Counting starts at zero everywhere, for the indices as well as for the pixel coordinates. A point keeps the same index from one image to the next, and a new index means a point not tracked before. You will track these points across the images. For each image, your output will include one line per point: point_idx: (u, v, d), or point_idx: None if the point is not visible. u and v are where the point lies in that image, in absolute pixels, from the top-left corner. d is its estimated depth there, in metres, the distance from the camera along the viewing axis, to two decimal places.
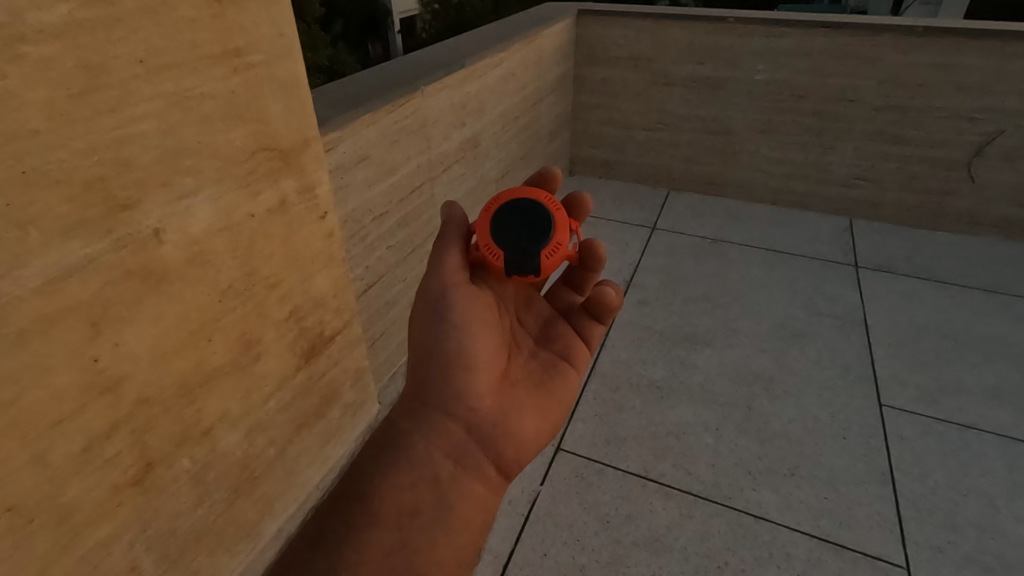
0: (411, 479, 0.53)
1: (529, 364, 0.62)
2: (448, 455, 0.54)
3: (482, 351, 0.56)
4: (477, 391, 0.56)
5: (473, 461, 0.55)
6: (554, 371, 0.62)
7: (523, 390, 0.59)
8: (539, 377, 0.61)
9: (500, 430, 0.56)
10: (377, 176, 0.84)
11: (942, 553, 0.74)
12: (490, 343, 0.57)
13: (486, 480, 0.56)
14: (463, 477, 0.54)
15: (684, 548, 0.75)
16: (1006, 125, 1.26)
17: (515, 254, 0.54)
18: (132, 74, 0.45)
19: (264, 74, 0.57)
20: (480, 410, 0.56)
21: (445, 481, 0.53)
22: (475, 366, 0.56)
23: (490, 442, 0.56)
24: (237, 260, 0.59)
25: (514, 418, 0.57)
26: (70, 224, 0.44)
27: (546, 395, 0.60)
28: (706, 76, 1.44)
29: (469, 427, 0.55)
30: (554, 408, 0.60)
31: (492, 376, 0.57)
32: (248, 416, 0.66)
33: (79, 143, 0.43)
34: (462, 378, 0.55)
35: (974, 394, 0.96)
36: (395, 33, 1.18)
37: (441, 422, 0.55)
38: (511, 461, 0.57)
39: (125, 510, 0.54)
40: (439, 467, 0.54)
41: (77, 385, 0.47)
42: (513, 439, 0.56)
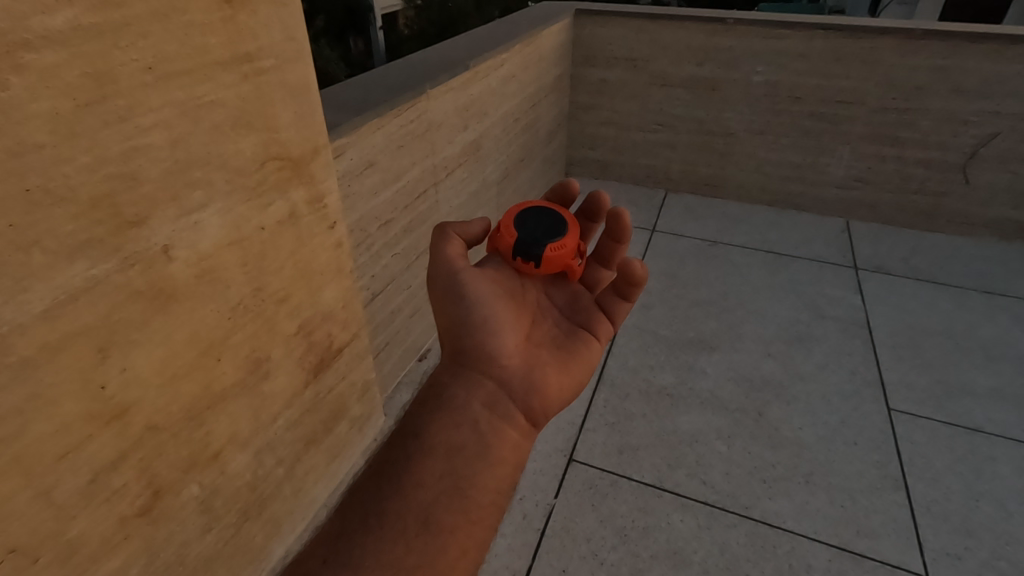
0: (452, 421, 0.53)
1: (552, 331, 0.61)
2: (484, 403, 0.54)
3: (501, 319, 0.57)
4: (502, 350, 0.56)
5: (507, 410, 0.55)
6: (578, 338, 0.61)
7: (547, 352, 0.59)
8: (563, 341, 0.60)
9: (526, 385, 0.56)
10: (383, 183, 0.81)
11: (960, 560, 0.74)
12: (512, 311, 0.58)
13: (520, 431, 0.55)
14: (500, 422, 0.54)
15: (703, 561, 0.74)
16: (1002, 128, 1.27)
17: (524, 241, 0.59)
18: (141, 82, 0.42)
19: (275, 79, 0.54)
20: (507, 368, 0.56)
21: (483, 426, 0.53)
22: (498, 330, 0.56)
23: (520, 395, 0.55)
24: (247, 275, 0.57)
25: (540, 375, 0.56)
26: (76, 245, 0.41)
27: (570, 357, 0.59)
28: (705, 77, 1.43)
29: (499, 380, 0.55)
30: (578, 366, 0.59)
31: (517, 339, 0.57)
32: (257, 436, 0.63)
33: (85, 157, 0.40)
34: (486, 342, 0.56)
35: (980, 396, 0.97)
36: (377, 30, 1.12)
37: (473, 376, 0.55)
38: (541, 413, 0.56)
39: (133, 541, 0.51)
40: (474, 413, 0.54)
41: (84, 414, 0.44)
42: (537, 391, 0.56)
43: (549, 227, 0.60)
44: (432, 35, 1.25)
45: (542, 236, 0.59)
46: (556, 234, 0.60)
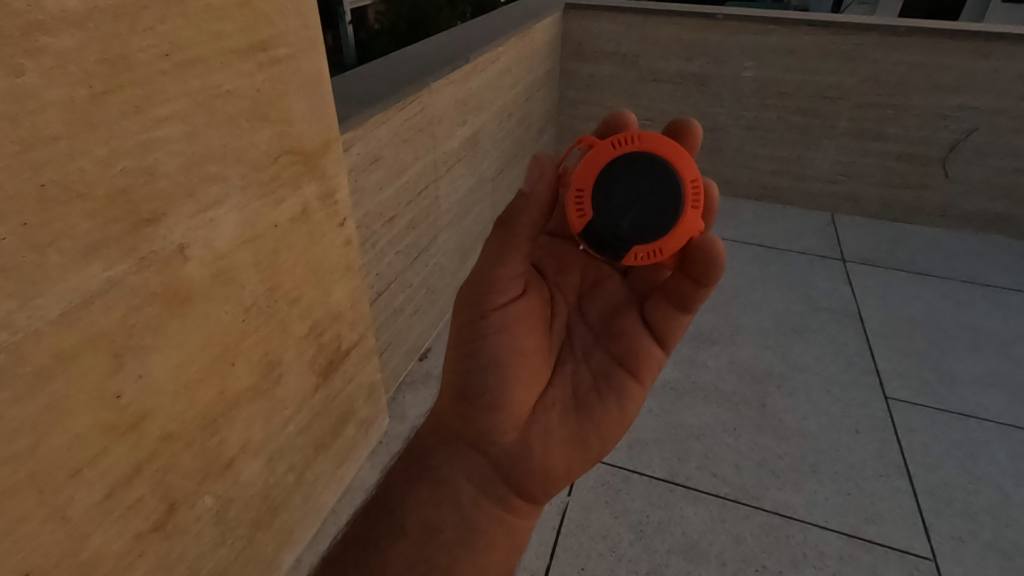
0: (434, 500, 0.48)
1: (577, 380, 0.49)
2: (469, 481, 0.49)
3: (504, 391, 0.47)
4: (496, 426, 0.48)
5: (501, 492, 0.49)
6: (607, 389, 0.49)
7: (560, 416, 0.48)
8: (584, 396, 0.49)
9: (521, 469, 0.48)
10: (388, 178, 0.79)
11: (964, 543, 0.77)
12: (522, 373, 0.47)
13: (514, 514, 0.50)
14: (486, 504, 0.49)
15: (720, 554, 0.75)
16: (979, 123, 1.32)
17: (607, 236, 0.45)
18: (158, 70, 0.40)
19: (289, 69, 0.52)
20: (502, 444, 0.48)
21: (467, 509, 0.49)
22: (499, 406, 0.47)
23: (514, 478, 0.48)
24: (260, 274, 0.54)
25: (539, 453, 0.48)
26: (92, 244, 0.38)
27: (588, 421, 0.48)
28: (693, 72, 1.44)
29: (491, 457, 0.48)
30: (596, 436, 0.48)
31: (518, 410, 0.48)
32: (269, 443, 0.61)
33: (102, 151, 0.37)
34: (479, 417, 0.48)
35: (970, 382, 1.00)
36: (347, 24, 0.86)
37: (462, 449, 0.49)
38: (541, 493, 0.49)
39: (147, 558, 0.48)
40: (460, 492, 0.49)
41: (100, 425, 0.41)
42: (534, 468, 0.48)
43: (643, 215, 0.45)
44: (405, 32, 1.04)
45: (630, 231, 0.45)
46: (645, 229, 0.45)
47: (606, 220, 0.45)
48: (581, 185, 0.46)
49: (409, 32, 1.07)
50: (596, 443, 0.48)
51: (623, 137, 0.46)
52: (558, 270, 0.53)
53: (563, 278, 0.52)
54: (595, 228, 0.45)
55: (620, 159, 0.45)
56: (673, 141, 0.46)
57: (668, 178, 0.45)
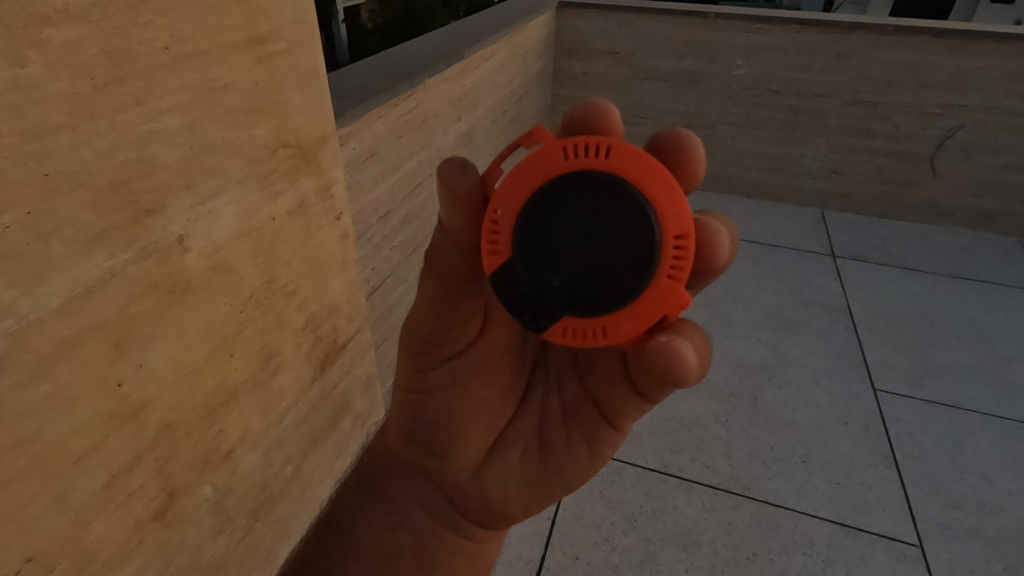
0: (391, 523, 0.48)
1: (545, 417, 0.47)
2: (424, 509, 0.49)
3: (456, 439, 0.46)
4: (450, 468, 0.47)
5: (459, 522, 0.49)
6: (577, 427, 0.46)
7: (521, 455, 0.47)
8: (551, 433, 0.46)
9: (479, 504, 0.48)
10: (383, 173, 0.80)
11: (950, 529, 0.78)
12: (478, 420, 0.45)
13: (474, 541, 0.50)
14: (445, 532, 0.49)
15: (712, 542, 0.77)
16: (966, 120, 1.34)
17: (531, 290, 0.36)
18: (157, 63, 0.40)
19: (286, 63, 0.53)
20: (458, 483, 0.47)
21: (422, 534, 0.49)
22: (448, 454, 0.46)
23: (471, 511, 0.48)
24: (258, 267, 0.55)
25: (496, 494, 0.47)
26: (94, 234, 0.38)
27: (548, 464, 0.46)
28: (686, 70, 1.45)
29: (448, 492, 0.48)
30: (559, 476, 0.46)
31: (474, 453, 0.46)
32: (267, 434, 0.62)
33: (104, 141, 0.38)
34: (433, 458, 0.47)
35: (957, 374, 1.02)
36: (339, 23, 0.86)
37: (417, 480, 0.48)
38: (502, 522, 0.49)
39: (147, 547, 0.49)
40: (416, 519, 0.49)
41: (101, 413, 0.42)
42: (491, 506, 0.48)
43: (586, 275, 0.35)
44: (398, 31, 1.04)
45: (558, 293, 0.36)
46: (583, 293, 0.36)
47: (536, 269, 0.36)
48: (499, 216, 0.37)
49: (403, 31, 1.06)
50: (559, 484, 0.47)
51: (583, 146, 0.36)
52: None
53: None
54: (515, 276, 0.37)
55: (564, 186, 0.36)
56: (647, 162, 0.36)
57: (626, 224, 0.35)
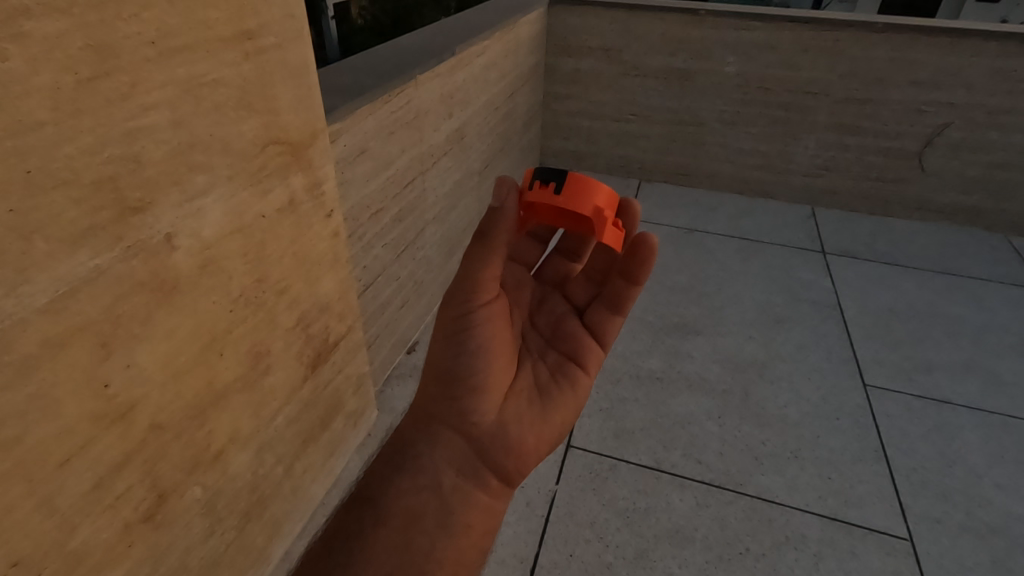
0: (414, 482, 0.48)
1: (537, 371, 0.53)
2: (450, 463, 0.49)
3: (488, 370, 0.49)
4: (478, 406, 0.49)
5: (480, 471, 0.49)
6: (563, 377, 0.53)
7: (527, 402, 0.51)
8: (545, 384, 0.53)
9: (500, 446, 0.49)
10: (374, 170, 0.79)
11: (939, 523, 0.79)
12: (502, 356, 0.50)
13: (491, 497, 0.50)
14: (466, 483, 0.49)
15: (705, 537, 0.77)
16: (953, 118, 1.35)
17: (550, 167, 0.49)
18: (143, 58, 0.40)
19: (275, 59, 0.52)
20: (481, 425, 0.49)
21: (447, 492, 0.48)
22: (479, 387, 0.49)
23: (492, 455, 0.49)
24: (248, 265, 0.54)
25: (517, 435, 0.50)
26: (78, 232, 0.38)
27: (551, 407, 0.52)
28: (676, 68, 1.45)
29: (472, 438, 0.49)
30: (559, 415, 0.52)
31: (497, 391, 0.50)
32: (258, 434, 0.61)
33: (88, 138, 0.37)
34: (461, 398, 0.49)
35: (945, 369, 1.03)
36: (330, 20, 0.85)
37: (443, 430, 0.49)
38: (517, 472, 0.50)
39: (137, 549, 0.48)
40: (441, 476, 0.49)
41: (87, 415, 0.41)
42: (513, 450, 0.49)
43: None
44: (389, 27, 1.03)
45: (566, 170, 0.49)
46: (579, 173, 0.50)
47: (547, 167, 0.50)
48: None
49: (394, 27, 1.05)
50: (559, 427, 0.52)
51: None
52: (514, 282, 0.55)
53: (518, 292, 0.57)
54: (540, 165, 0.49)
55: None
56: None
57: None
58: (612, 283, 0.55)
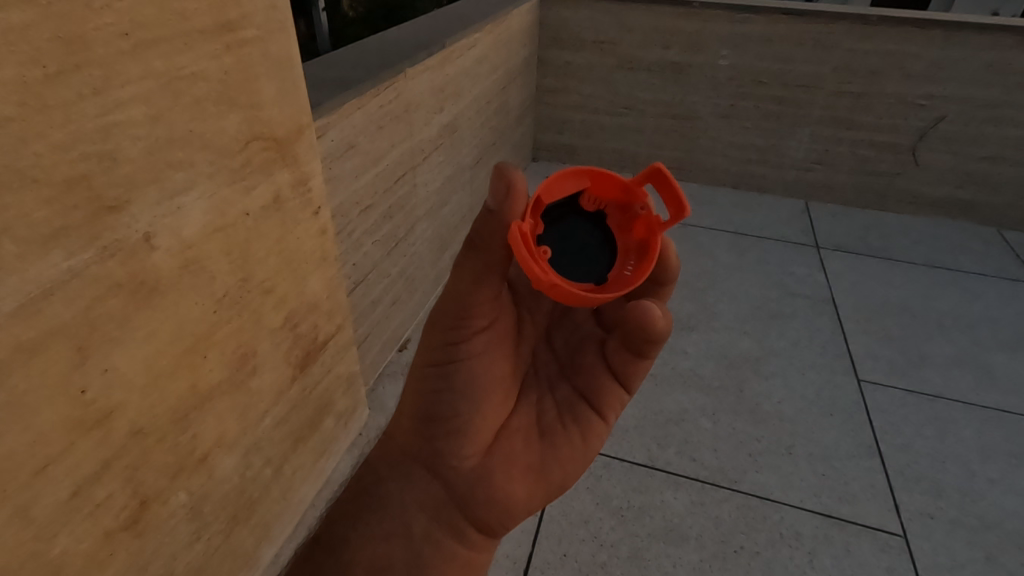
0: (385, 531, 0.48)
1: (540, 408, 0.51)
2: (424, 512, 0.48)
3: (473, 413, 0.47)
4: (461, 451, 0.47)
5: (458, 523, 0.48)
6: (572, 420, 0.51)
7: (522, 445, 0.49)
8: (549, 425, 0.50)
9: (481, 497, 0.47)
10: (363, 166, 0.78)
11: (933, 519, 0.79)
12: (494, 397, 0.48)
13: (469, 547, 0.49)
14: (442, 537, 0.48)
15: (699, 536, 0.77)
16: (947, 111, 1.35)
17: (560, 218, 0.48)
18: (116, 50, 0.38)
19: (258, 52, 0.50)
20: (462, 469, 0.48)
21: (418, 542, 0.48)
22: (462, 429, 0.47)
23: (473, 507, 0.48)
24: (232, 264, 0.53)
25: (501, 482, 0.48)
26: (50, 232, 0.36)
27: (549, 452, 0.49)
28: (671, 60, 1.44)
29: (451, 483, 0.48)
30: (557, 463, 0.49)
31: (486, 435, 0.48)
32: (244, 437, 0.59)
33: (58, 134, 0.35)
34: (443, 439, 0.47)
35: (938, 364, 1.03)
36: (321, 12, 0.84)
37: (421, 473, 0.49)
38: (500, 525, 0.49)
39: (118, 558, 0.47)
40: (412, 524, 0.48)
41: (63, 421, 0.40)
42: (496, 499, 0.48)
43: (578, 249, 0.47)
44: (380, 19, 1.01)
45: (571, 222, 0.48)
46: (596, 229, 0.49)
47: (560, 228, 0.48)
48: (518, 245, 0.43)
49: (385, 19, 1.04)
50: (558, 475, 0.50)
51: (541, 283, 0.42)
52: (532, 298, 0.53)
53: (534, 305, 0.54)
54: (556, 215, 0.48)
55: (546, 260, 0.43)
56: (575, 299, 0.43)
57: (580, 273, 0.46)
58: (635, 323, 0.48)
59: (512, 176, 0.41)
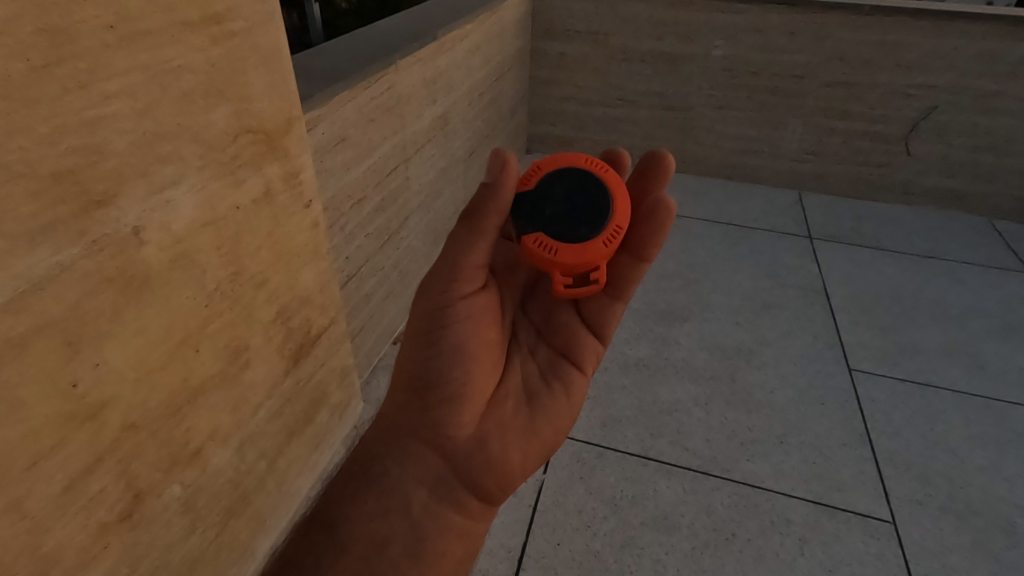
0: (385, 506, 0.48)
1: (525, 373, 0.53)
2: (422, 484, 0.49)
3: (466, 379, 0.48)
4: (458, 418, 0.49)
5: (455, 492, 0.49)
6: (555, 378, 0.53)
7: (514, 411, 0.51)
8: (535, 388, 0.52)
9: (480, 462, 0.49)
10: (355, 159, 0.77)
11: (922, 505, 0.80)
12: (483, 360, 0.49)
13: (467, 516, 0.50)
14: (440, 509, 0.49)
15: (692, 525, 0.77)
16: (940, 102, 1.35)
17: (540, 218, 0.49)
18: (101, 42, 0.38)
19: (245, 44, 0.50)
20: (458, 438, 0.49)
21: (417, 514, 0.48)
22: (456, 397, 0.48)
23: (471, 476, 0.49)
24: (223, 258, 0.53)
25: (496, 448, 0.49)
26: (38, 228, 0.36)
27: (540, 413, 0.51)
28: (665, 52, 1.43)
29: (448, 452, 0.49)
30: (548, 423, 0.51)
31: (476, 402, 0.49)
32: (238, 430, 0.60)
33: (43, 128, 0.35)
34: (438, 410, 0.49)
35: (928, 352, 1.04)
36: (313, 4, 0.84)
37: (417, 447, 0.49)
38: (498, 491, 0.50)
39: (113, 550, 0.47)
40: (411, 498, 0.48)
41: (55, 415, 0.40)
42: (493, 464, 0.49)
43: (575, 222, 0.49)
44: (373, 10, 1.00)
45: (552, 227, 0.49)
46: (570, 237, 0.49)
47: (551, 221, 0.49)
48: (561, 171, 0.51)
49: (378, 9, 1.03)
50: (549, 433, 0.51)
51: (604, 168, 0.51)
52: (505, 266, 0.56)
53: (508, 276, 0.56)
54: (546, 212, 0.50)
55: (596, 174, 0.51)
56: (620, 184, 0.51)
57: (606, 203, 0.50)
58: (617, 264, 0.53)
59: (508, 155, 0.46)
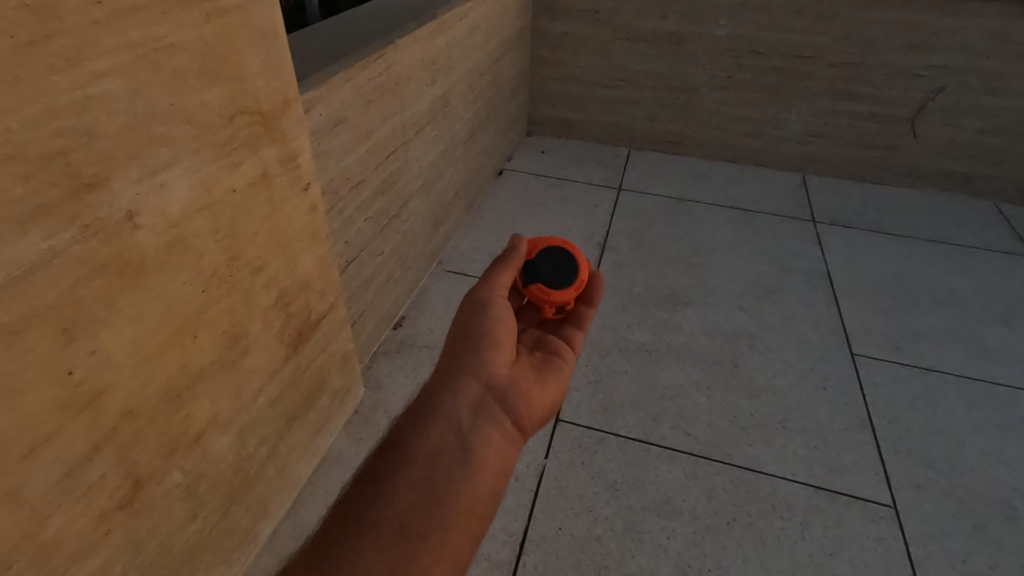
0: (438, 427, 0.51)
1: (532, 355, 0.60)
2: (470, 408, 0.52)
3: (502, 331, 0.57)
4: (494, 358, 0.55)
5: (496, 413, 0.52)
6: (557, 356, 0.61)
7: (531, 372, 0.57)
8: (542, 361, 0.59)
9: (515, 392, 0.53)
10: (354, 141, 0.76)
11: (923, 489, 0.80)
12: (512, 326, 0.58)
13: (507, 441, 0.52)
14: (483, 428, 0.51)
15: (693, 509, 0.77)
16: (948, 83, 1.32)
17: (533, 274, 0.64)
18: (89, 19, 0.36)
19: (239, 21, 0.48)
20: (497, 375, 0.54)
21: (466, 431, 0.51)
22: (495, 342, 0.56)
23: (510, 402, 0.53)
24: (220, 243, 0.52)
25: (526, 385, 0.55)
26: (28, 212, 0.35)
27: (551, 373, 0.58)
28: (668, 31, 1.40)
29: (489, 384, 0.54)
30: (557, 380, 0.58)
31: (508, 352, 0.56)
32: (239, 416, 0.59)
33: (31, 108, 0.34)
34: (481, 351, 0.55)
35: (931, 337, 1.03)
36: None
37: (463, 379, 0.53)
38: (529, 420, 0.54)
39: (115, 536, 0.47)
40: (461, 418, 0.51)
41: (51, 403, 0.39)
42: (525, 396, 0.54)
43: (556, 274, 0.64)
44: None
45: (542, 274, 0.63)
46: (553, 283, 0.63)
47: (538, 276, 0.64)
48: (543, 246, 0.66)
49: None
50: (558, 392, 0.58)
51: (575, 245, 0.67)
52: None
53: None
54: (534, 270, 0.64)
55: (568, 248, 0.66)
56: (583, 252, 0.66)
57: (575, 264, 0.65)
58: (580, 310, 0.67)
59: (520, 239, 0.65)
